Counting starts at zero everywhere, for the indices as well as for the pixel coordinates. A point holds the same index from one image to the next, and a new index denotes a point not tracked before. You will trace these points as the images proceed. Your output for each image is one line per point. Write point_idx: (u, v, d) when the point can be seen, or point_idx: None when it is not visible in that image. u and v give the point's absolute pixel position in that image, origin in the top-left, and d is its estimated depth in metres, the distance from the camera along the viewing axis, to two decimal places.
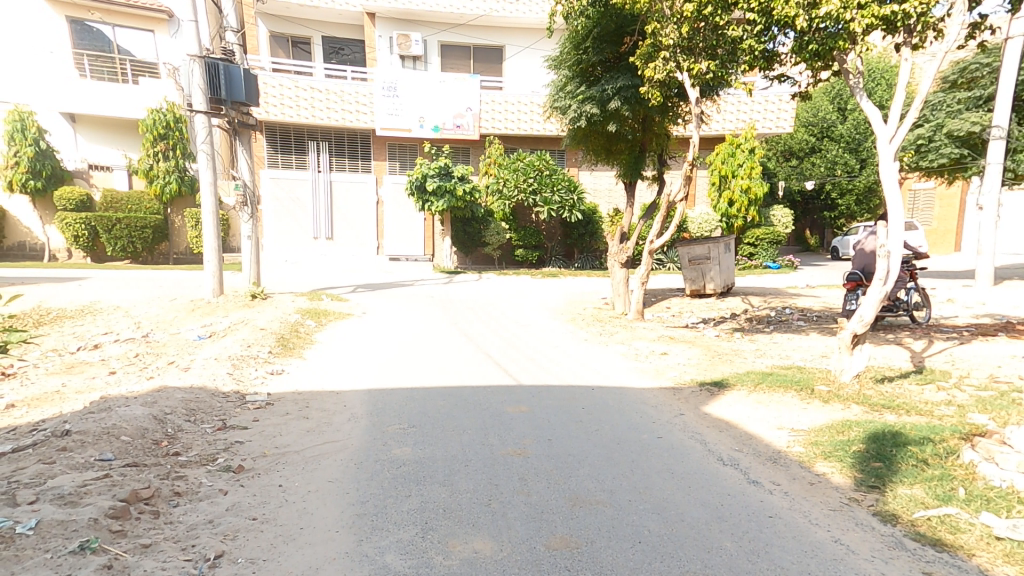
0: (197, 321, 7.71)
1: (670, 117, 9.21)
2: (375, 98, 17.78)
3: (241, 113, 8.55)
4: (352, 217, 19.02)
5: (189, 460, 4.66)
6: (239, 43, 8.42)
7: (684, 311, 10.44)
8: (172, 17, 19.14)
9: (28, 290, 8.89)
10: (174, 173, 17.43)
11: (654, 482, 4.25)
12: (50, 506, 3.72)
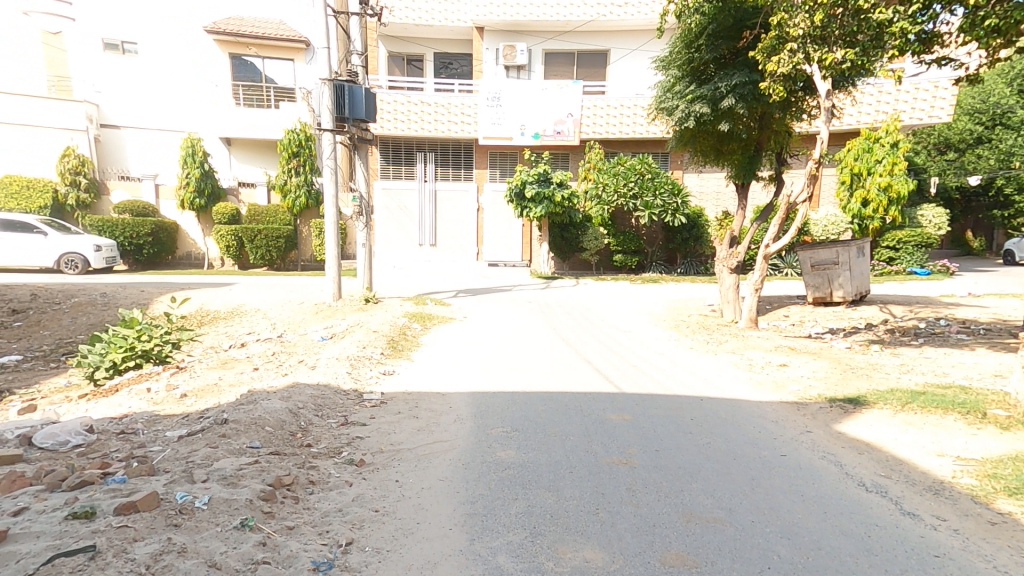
0: (321, 323, 8.45)
1: (793, 112, 8.77)
2: (480, 108, 18.40)
3: (361, 128, 8.35)
4: (454, 224, 19.80)
5: (319, 452, 5.08)
6: (363, 65, 8.38)
7: (806, 320, 9.79)
8: (309, 46, 21.07)
9: (194, 292, 10.27)
10: (304, 187, 18.60)
11: (781, 503, 3.97)
12: (216, 486, 4.24)
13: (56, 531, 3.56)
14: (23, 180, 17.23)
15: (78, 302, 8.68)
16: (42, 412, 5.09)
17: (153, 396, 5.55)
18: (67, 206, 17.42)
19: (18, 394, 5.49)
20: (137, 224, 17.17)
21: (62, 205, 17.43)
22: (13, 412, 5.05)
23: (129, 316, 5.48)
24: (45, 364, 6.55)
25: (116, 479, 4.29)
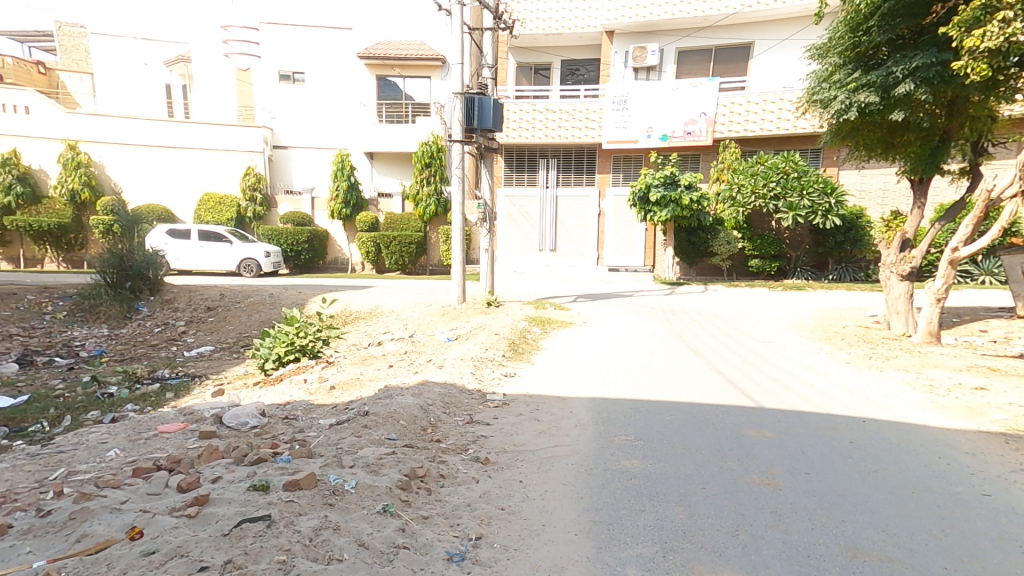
0: (447, 325, 8.92)
1: (996, 95, 7.43)
2: (606, 112, 18.39)
3: (488, 138, 8.12)
4: (574, 229, 19.85)
5: (448, 448, 5.33)
6: (493, 77, 8.12)
7: (1014, 337, 8.40)
8: (445, 63, 21.63)
9: (341, 293, 11.48)
10: (433, 196, 20.00)
11: (985, 552, 3.38)
12: (361, 472, 4.63)
13: (242, 499, 4.19)
14: (215, 197, 19.80)
15: (254, 302, 9.85)
16: (228, 395, 5.95)
17: (309, 387, 6.21)
18: (247, 218, 19.91)
19: (211, 379, 6.50)
20: (296, 233, 19.41)
21: (244, 216, 19.87)
22: (207, 394, 5.95)
23: (289, 314, 6.14)
24: (230, 353, 7.69)
25: (283, 458, 4.91)
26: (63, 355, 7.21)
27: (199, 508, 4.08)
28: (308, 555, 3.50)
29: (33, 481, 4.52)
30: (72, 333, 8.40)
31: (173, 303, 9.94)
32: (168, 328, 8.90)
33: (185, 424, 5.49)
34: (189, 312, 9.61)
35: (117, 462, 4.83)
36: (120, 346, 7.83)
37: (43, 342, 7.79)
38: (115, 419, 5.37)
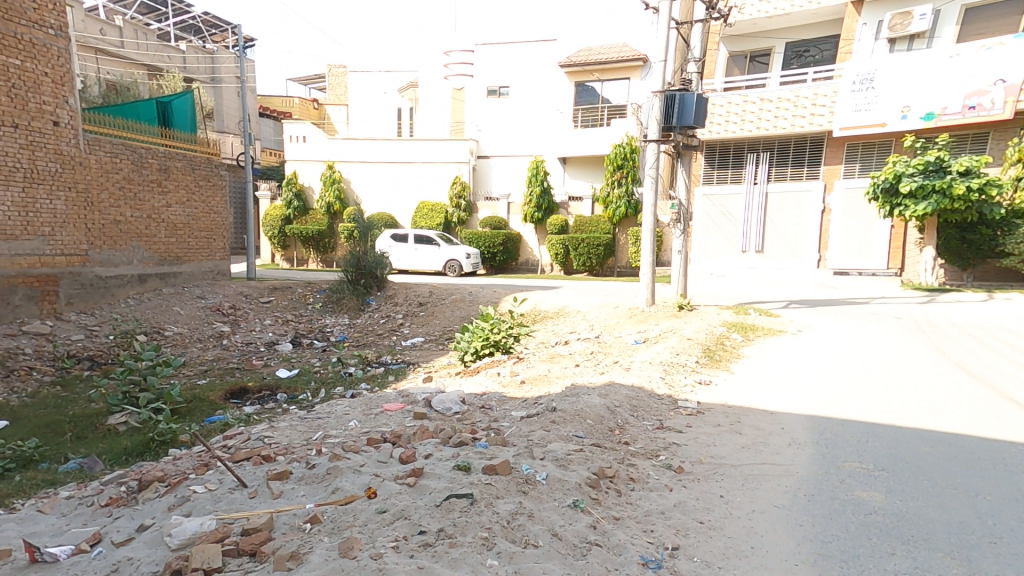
0: (634, 327, 8.35)
1: None
2: (841, 95, 15.85)
3: (687, 135, 7.86)
4: (787, 230, 17.44)
5: (637, 451, 4.89)
6: (698, 72, 7.74)
7: None
8: (645, 62, 20.09)
9: (532, 292, 11.71)
10: (624, 198, 18.89)
11: None
12: (551, 465, 4.60)
13: (450, 476, 4.59)
14: (429, 204, 21.21)
15: (455, 298, 10.05)
16: (434, 382, 6.49)
17: (501, 379, 6.44)
18: (453, 223, 21.01)
19: (422, 366, 7.26)
20: (493, 236, 19.87)
21: (450, 221, 20.95)
22: (419, 379, 6.64)
23: (485, 312, 6.50)
24: (437, 345, 8.36)
25: (481, 444, 5.23)
26: (319, 338, 8.74)
27: (416, 479, 4.62)
28: (506, 536, 3.64)
29: (302, 439, 5.61)
30: (324, 320, 9.80)
31: (393, 298, 10.55)
32: (390, 320, 9.72)
33: (403, 405, 6.11)
34: (405, 306, 10.16)
35: (356, 430, 5.69)
36: (357, 333, 9.02)
37: (308, 326, 9.48)
38: (355, 395, 6.28)
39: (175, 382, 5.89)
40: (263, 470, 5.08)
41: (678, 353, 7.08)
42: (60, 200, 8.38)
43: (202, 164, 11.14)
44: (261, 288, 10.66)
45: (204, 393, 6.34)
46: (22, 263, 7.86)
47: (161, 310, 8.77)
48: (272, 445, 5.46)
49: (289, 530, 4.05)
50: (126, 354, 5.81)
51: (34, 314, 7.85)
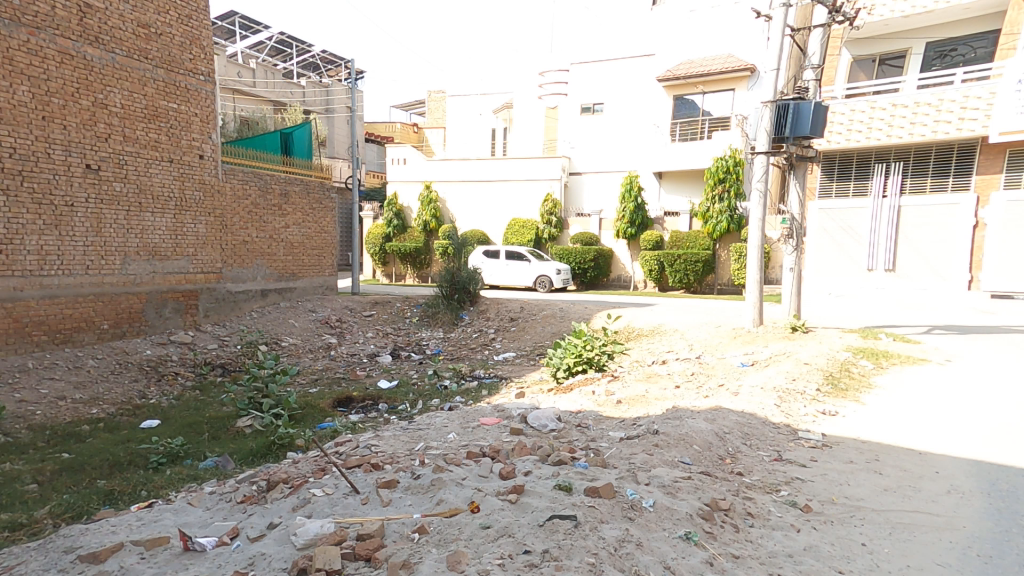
0: (740, 348, 7.84)
1: None
2: (1002, 96, 13.24)
3: (802, 146, 7.65)
4: (928, 249, 15.00)
5: (754, 484, 4.48)
6: (816, 79, 7.53)
7: None
8: (755, 70, 18.01)
9: (625, 308, 11.27)
10: (726, 212, 17.31)
11: None
12: (658, 491, 4.32)
13: (551, 496, 4.44)
14: (519, 221, 20.69)
15: (545, 314, 10.07)
16: (528, 399, 6.52)
17: (597, 398, 6.35)
18: (543, 239, 20.27)
19: (514, 381, 7.37)
20: (583, 251, 18.88)
21: (541, 238, 20.28)
22: (512, 394, 6.72)
23: (578, 328, 6.50)
24: (529, 360, 8.36)
25: (581, 464, 5.04)
26: (416, 351, 9.07)
27: (518, 496, 4.50)
28: (615, 564, 3.43)
29: (406, 449, 5.81)
30: (420, 333, 10.09)
31: (485, 313, 10.72)
32: (482, 334, 9.85)
33: (500, 419, 6.19)
34: (497, 321, 10.29)
35: (455, 443, 5.81)
36: (451, 347, 9.25)
37: (406, 339, 9.78)
38: (452, 407, 6.47)
39: (291, 390, 6.39)
40: (373, 477, 5.23)
41: (795, 378, 6.63)
42: (202, 224, 8.49)
43: (316, 189, 10.97)
44: (364, 302, 11.09)
45: (316, 401, 6.80)
46: (171, 281, 8.05)
47: (279, 322, 9.29)
48: (379, 454, 5.69)
49: (400, 538, 4.08)
50: (252, 362, 6.39)
51: (180, 325, 8.12)
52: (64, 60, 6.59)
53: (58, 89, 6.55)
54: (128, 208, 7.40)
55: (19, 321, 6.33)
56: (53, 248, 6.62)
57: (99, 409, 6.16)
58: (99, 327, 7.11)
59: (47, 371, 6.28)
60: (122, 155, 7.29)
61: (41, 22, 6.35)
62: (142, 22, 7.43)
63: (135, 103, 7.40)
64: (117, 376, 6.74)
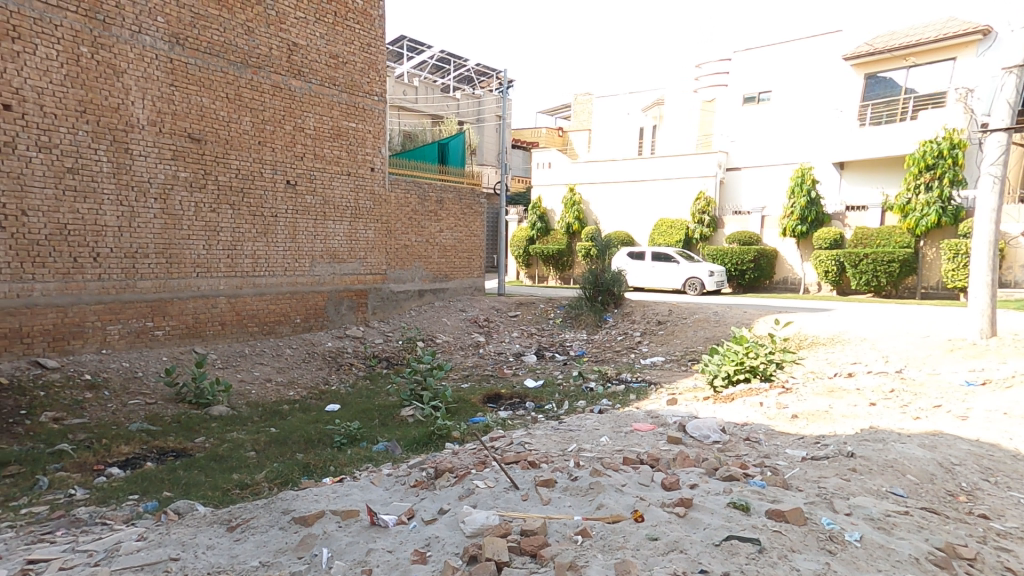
0: (961, 364, 6.57)
1: None
2: None
3: None
4: None
5: (1008, 532, 3.69)
6: None
7: None
8: (989, 32, 15.22)
9: (794, 313, 10.24)
10: (936, 204, 14.54)
11: None
12: (866, 524, 3.69)
13: (726, 513, 3.92)
14: (668, 221, 19.89)
15: (697, 318, 9.55)
16: (683, 407, 6.21)
17: (766, 411, 5.83)
18: (694, 240, 19.25)
19: (665, 387, 7.11)
20: (741, 252, 17.47)
21: (691, 238, 19.29)
22: (663, 400, 6.49)
23: (740, 334, 6.02)
24: (680, 366, 8.01)
25: (756, 482, 4.45)
26: (560, 352, 9.20)
27: (686, 510, 4.07)
28: None
29: (558, 449, 5.79)
30: (564, 334, 10.24)
31: (630, 315, 10.53)
32: (627, 337, 9.68)
33: (654, 426, 5.94)
34: (643, 324, 10.02)
35: (608, 448, 5.61)
36: (595, 349, 9.24)
37: (549, 339, 9.98)
38: (601, 411, 6.43)
39: (446, 385, 6.85)
40: (531, 475, 5.10)
41: None
42: (371, 230, 9.29)
43: (467, 195, 11.33)
44: (508, 303, 11.51)
45: (468, 395, 7.20)
46: (347, 281, 9.02)
47: (434, 320, 9.93)
48: (535, 452, 5.68)
49: (563, 539, 3.80)
50: (412, 356, 6.97)
51: (353, 322, 9.05)
52: (276, 93, 7.72)
53: (270, 118, 7.68)
54: (315, 217, 8.42)
55: (240, 314, 7.63)
56: (263, 252, 7.84)
57: (296, 392, 7.17)
58: (293, 321, 8.27)
59: (258, 356, 7.51)
60: (312, 172, 8.29)
61: (261, 63, 7.52)
62: (332, 53, 8.36)
63: (324, 125, 8.35)
64: (307, 364, 7.78)
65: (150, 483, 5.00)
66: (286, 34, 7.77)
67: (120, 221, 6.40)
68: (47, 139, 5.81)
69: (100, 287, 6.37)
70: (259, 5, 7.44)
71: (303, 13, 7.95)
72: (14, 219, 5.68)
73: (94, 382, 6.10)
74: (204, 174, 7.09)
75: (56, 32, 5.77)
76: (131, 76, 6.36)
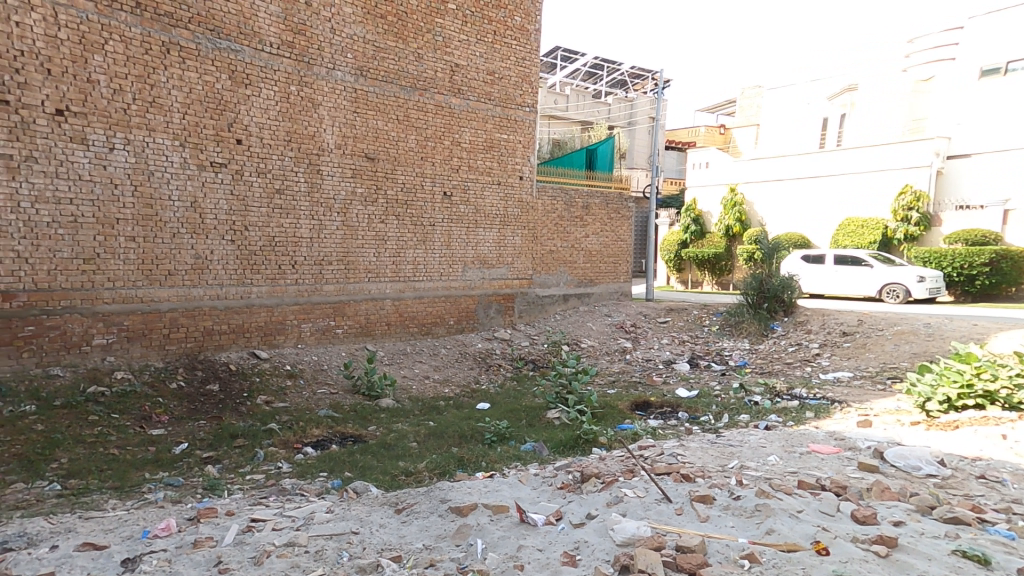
0: None
1: None
2: None
3: None
4: None
5: None
6: None
7: None
8: None
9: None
10: None
11: None
12: None
13: (950, 562, 3.30)
14: (856, 219, 17.61)
15: (899, 330, 8.53)
16: (883, 432, 5.40)
17: (1015, 447, 4.82)
18: (896, 240, 16.68)
19: (854, 407, 6.38)
20: (970, 253, 14.69)
21: (889, 239, 16.86)
22: (852, 422, 5.79)
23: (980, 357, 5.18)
24: (876, 385, 7.15)
25: (1000, 531, 3.68)
26: (717, 361, 8.73)
27: (888, 550, 3.49)
28: None
29: (717, 464, 5.24)
30: (722, 342, 9.70)
31: (806, 324, 9.68)
32: (802, 348, 8.89)
33: (839, 449, 5.21)
34: (823, 335, 9.16)
35: (778, 468, 4.96)
36: (760, 360, 8.62)
37: (704, 347, 9.52)
38: (768, 428, 5.88)
39: (592, 390, 6.78)
40: (685, 488, 4.73)
41: None
42: (517, 236, 9.65)
43: (615, 199, 11.16)
44: (657, 308, 11.31)
45: (614, 402, 7.11)
46: (495, 285, 9.49)
47: (579, 325, 10.05)
48: (688, 464, 5.23)
49: (726, 561, 3.50)
50: (557, 360, 7.07)
51: (500, 324, 9.55)
52: (438, 111, 8.36)
53: (431, 134, 8.33)
54: (467, 225, 8.98)
55: (403, 315, 8.49)
56: (422, 259, 8.56)
57: (451, 389, 7.69)
58: (447, 322, 8.99)
59: (418, 354, 8.33)
60: (466, 183, 8.84)
61: (427, 86, 8.21)
62: (489, 70, 8.87)
63: (478, 138, 8.89)
64: (460, 363, 8.38)
65: (335, 463, 5.70)
66: (450, 56, 8.41)
67: (312, 232, 7.47)
68: (264, 166, 7.08)
69: (297, 290, 7.58)
70: (429, 33, 8.19)
71: (467, 35, 8.60)
72: (240, 233, 7.07)
73: (291, 371, 7.31)
74: (376, 190, 7.93)
75: (275, 76, 6.98)
76: (325, 107, 7.35)
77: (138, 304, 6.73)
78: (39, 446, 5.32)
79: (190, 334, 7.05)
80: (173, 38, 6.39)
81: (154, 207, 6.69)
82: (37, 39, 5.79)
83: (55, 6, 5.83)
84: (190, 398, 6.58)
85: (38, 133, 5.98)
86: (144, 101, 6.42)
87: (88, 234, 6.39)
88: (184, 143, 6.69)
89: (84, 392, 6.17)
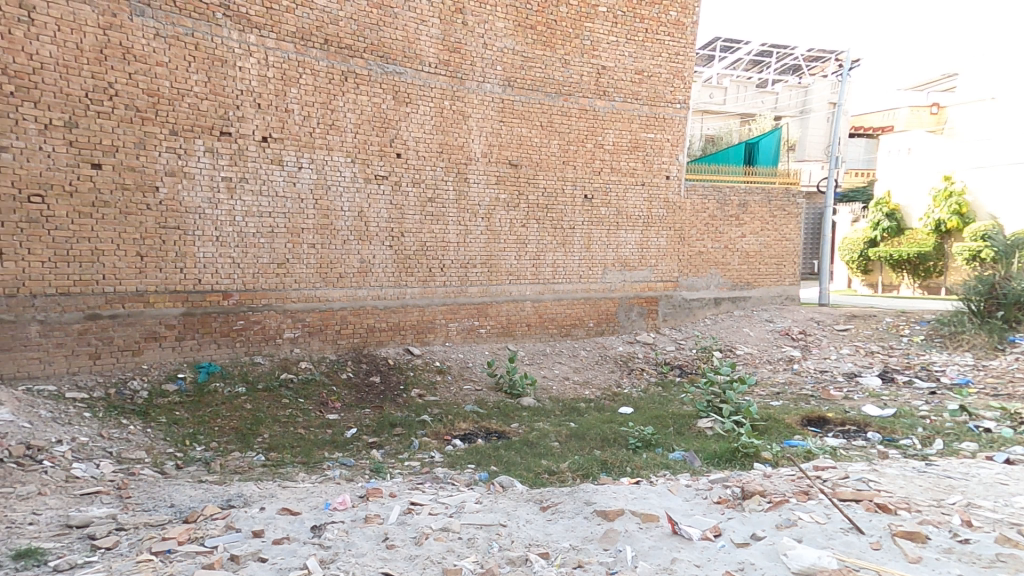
0: None
1: None
2: None
3: None
4: None
5: None
6: None
7: None
8: None
9: None
10: None
11: None
12: None
13: None
14: None
15: None
16: None
17: None
18: None
19: None
20: None
21: None
22: None
23: None
24: None
25: None
26: (923, 377, 7.68)
27: None
28: None
29: (929, 498, 4.42)
30: (931, 357, 8.49)
31: None
32: None
33: None
34: None
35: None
36: (988, 380, 7.31)
37: (902, 360, 8.41)
38: (1007, 460, 5.00)
39: (750, 400, 6.17)
40: (884, 521, 4.07)
41: None
42: (662, 238, 9.52)
43: (779, 196, 10.39)
44: (834, 315, 10.33)
45: (781, 415, 6.55)
46: (637, 288, 9.44)
47: (734, 330, 9.54)
48: (886, 493, 4.47)
49: None
50: (707, 367, 6.55)
51: (643, 327, 9.46)
52: (582, 115, 8.62)
53: (574, 138, 8.61)
54: (609, 227, 9.07)
55: (542, 317, 8.83)
56: (561, 261, 8.85)
57: (591, 391, 7.74)
58: (586, 325, 9.14)
59: (558, 356, 8.52)
60: (607, 185, 8.98)
61: (572, 91, 8.53)
62: (638, 68, 8.94)
63: (623, 139, 8.97)
64: (601, 366, 8.44)
65: (482, 456, 5.91)
66: (597, 59, 8.62)
67: (459, 237, 8.15)
68: (419, 176, 7.83)
69: (445, 291, 8.26)
70: (578, 39, 8.49)
71: (615, 37, 8.74)
72: (397, 240, 7.86)
73: (440, 368, 7.90)
74: (518, 195, 8.41)
75: (431, 93, 7.75)
76: (474, 119, 8.02)
77: (316, 302, 7.70)
78: (248, 422, 6.37)
79: (357, 331, 7.91)
80: (351, 67, 7.34)
81: (330, 217, 7.59)
82: (253, 79, 7.06)
83: (269, 52, 7.04)
84: (357, 388, 7.37)
85: (249, 158, 7.24)
86: (325, 124, 7.39)
87: (281, 242, 7.49)
88: (355, 159, 7.55)
89: (278, 378, 7.25)
